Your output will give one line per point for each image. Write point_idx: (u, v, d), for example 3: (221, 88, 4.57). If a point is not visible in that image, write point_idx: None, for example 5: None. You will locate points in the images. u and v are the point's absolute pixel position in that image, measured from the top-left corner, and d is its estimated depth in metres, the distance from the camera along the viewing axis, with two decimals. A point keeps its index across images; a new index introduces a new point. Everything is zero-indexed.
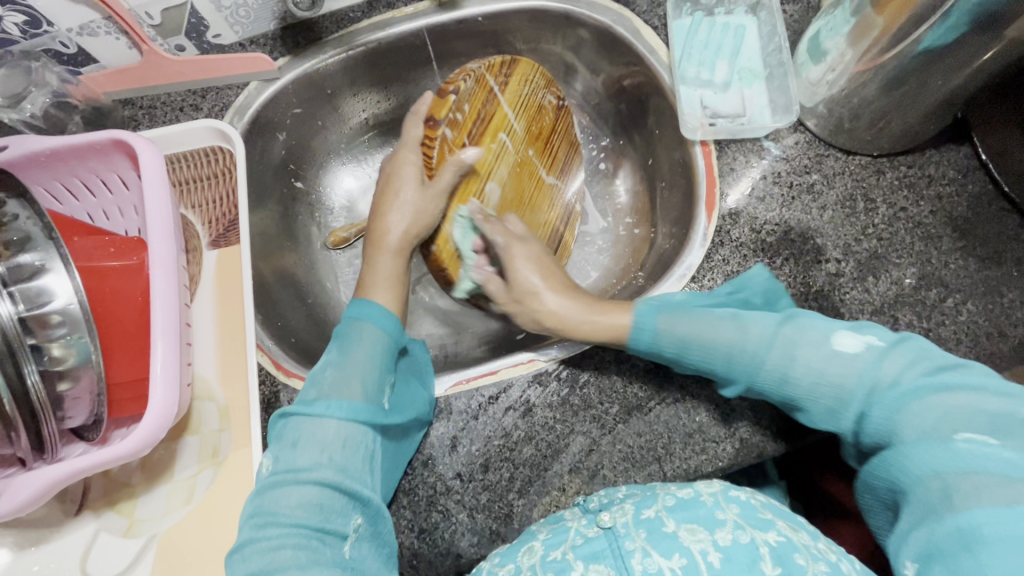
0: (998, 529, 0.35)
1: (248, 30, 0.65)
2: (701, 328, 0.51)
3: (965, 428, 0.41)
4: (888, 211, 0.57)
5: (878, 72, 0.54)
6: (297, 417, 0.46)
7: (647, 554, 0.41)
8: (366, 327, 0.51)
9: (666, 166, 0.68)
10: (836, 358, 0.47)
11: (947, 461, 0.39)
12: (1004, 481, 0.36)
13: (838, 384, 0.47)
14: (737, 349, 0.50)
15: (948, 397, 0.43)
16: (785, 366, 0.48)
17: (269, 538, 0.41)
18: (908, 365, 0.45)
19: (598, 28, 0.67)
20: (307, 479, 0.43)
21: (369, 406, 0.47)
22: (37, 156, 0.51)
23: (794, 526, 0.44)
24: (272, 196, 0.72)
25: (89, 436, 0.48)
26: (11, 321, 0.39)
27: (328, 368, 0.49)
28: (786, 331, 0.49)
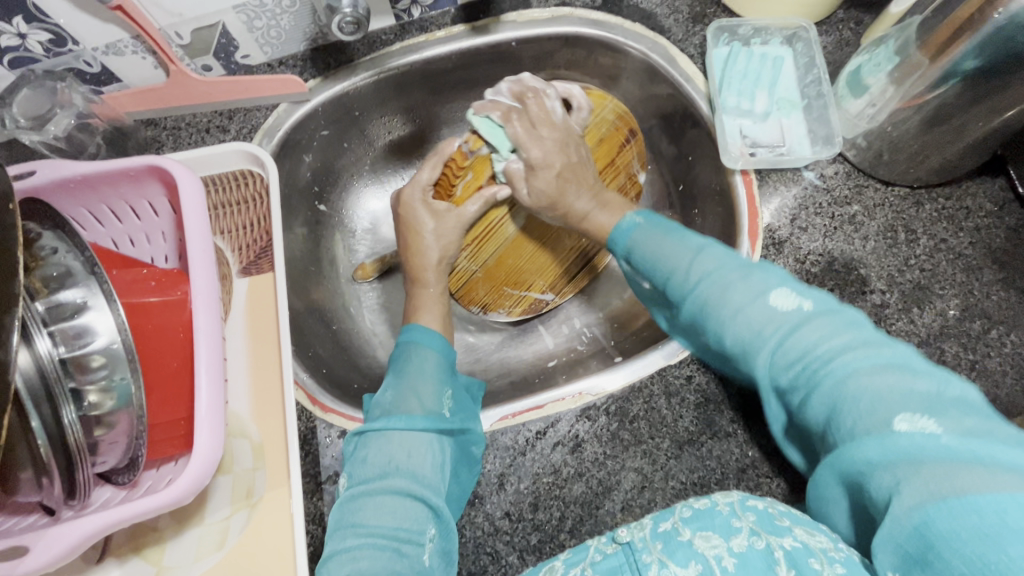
0: (962, 523, 0.31)
1: (277, 51, 0.64)
2: (662, 249, 0.50)
3: (902, 410, 0.36)
4: (929, 243, 0.57)
5: (920, 110, 0.54)
6: (364, 433, 0.49)
7: (664, 566, 0.39)
8: (418, 348, 0.55)
9: (701, 193, 0.68)
10: (759, 302, 0.44)
11: (893, 452, 0.35)
12: (947, 470, 0.32)
13: (752, 325, 0.44)
14: (677, 273, 0.49)
15: (873, 378, 0.38)
16: (713, 305, 0.46)
17: (348, 549, 0.42)
18: (832, 332, 0.42)
19: (633, 55, 0.67)
20: (382, 489, 0.45)
21: (427, 416, 0.49)
22: (66, 182, 0.48)
23: (812, 530, 0.40)
24: (298, 220, 0.70)
25: (120, 480, 0.45)
26: (51, 362, 0.37)
27: (387, 389, 0.52)
28: (728, 274, 0.47)
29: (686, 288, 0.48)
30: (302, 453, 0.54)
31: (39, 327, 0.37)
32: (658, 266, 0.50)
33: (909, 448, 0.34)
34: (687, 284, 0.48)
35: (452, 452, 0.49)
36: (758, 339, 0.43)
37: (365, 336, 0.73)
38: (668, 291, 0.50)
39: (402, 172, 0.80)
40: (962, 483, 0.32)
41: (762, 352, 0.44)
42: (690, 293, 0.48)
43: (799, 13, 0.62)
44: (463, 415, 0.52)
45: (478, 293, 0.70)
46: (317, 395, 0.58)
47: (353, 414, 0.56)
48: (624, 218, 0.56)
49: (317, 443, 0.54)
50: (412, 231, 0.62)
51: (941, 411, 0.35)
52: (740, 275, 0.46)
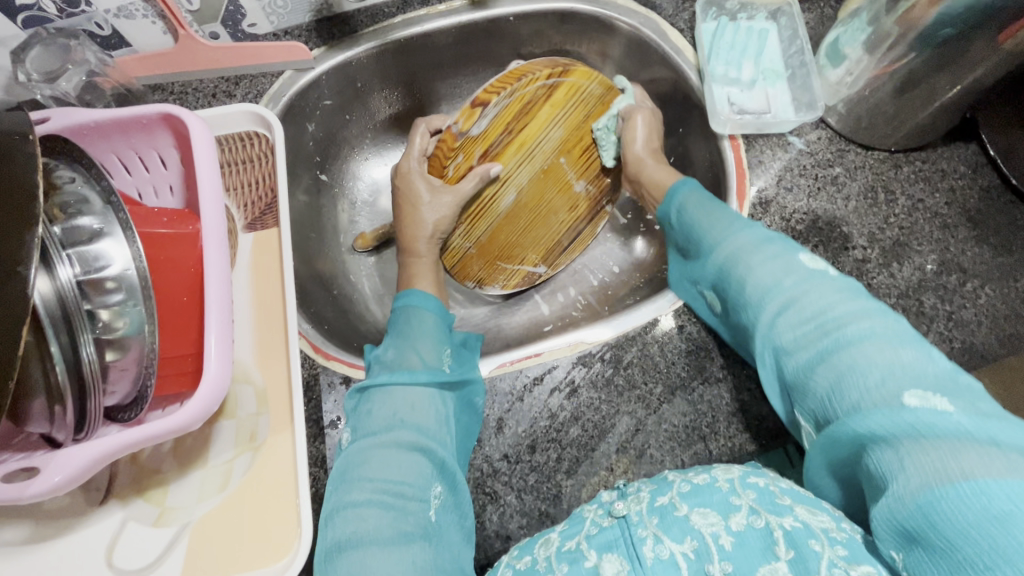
0: (972, 504, 0.30)
1: (284, 20, 0.65)
2: (705, 210, 0.54)
3: (914, 386, 0.36)
4: (907, 203, 0.60)
5: (892, 77, 0.58)
6: (368, 388, 0.50)
7: (659, 541, 0.40)
8: (416, 310, 0.56)
9: (692, 162, 0.70)
10: (780, 265, 0.46)
11: (902, 426, 0.35)
12: (955, 450, 0.32)
13: (770, 282, 0.46)
14: (710, 231, 0.52)
15: (886, 350, 0.38)
16: (736, 260, 0.49)
17: (353, 504, 0.43)
18: (849, 300, 0.43)
19: (626, 31, 0.70)
20: (387, 441, 0.46)
21: (429, 370, 0.51)
22: (80, 129, 0.50)
23: (812, 509, 0.41)
24: (300, 186, 0.72)
25: (124, 417, 0.46)
26: (70, 284, 0.38)
27: (389, 348, 0.53)
28: (760, 236, 0.49)
29: (717, 244, 0.51)
30: (305, 398, 0.55)
31: (59, 250, 0.38)
32: (701, 225, 0.53)
33: (919, 423, 0.34)
34: (719, 240, 0.51)
35: (454, 404, 0.51)
36: (773, 298, 0.45)
37: (364, 302, 0.75)
38: (701, 247, 0.53)
39: (402, 146, 0.82)
40: (971, 460, 0.32)
41: (774, 306, 0.45)
42: (718, 247, 0.51)
43: None
44: (463, 367, 0.54)
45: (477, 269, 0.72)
46: (320, 345, 0.60)
47: (354, 362, 0.58)
48: (677, 181, 0.60)
49: (319, 389, 0.56)
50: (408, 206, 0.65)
51: (952, 392, 0.35)
52: (762, 244, 0.48)
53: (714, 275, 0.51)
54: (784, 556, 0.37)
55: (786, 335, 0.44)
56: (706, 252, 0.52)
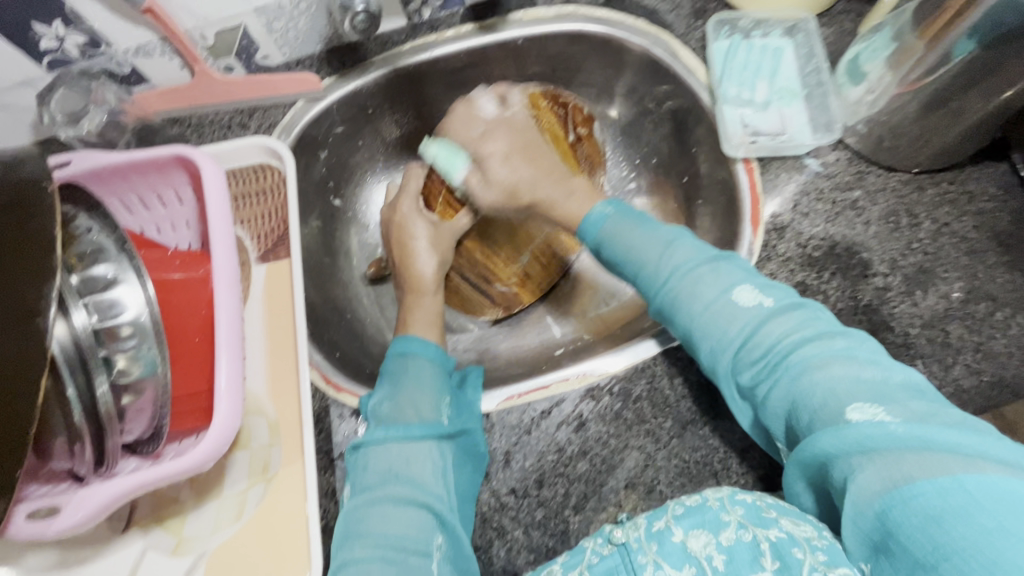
0: (917, 507, 0.32)
1: (296, 52, 0.67)
2: (635, 241, 0.52)
3: (852, 400, 0.37)
4: (932, 227, 0.58)
5: (918, 95, 0.56)
6: (363, 446, 0.50)
7: (659, 567, 0.40)
8: (416, 358, 0.56)
9: (705, 182, 0.69)
10: (723, 307, 0.46)
11: (848, 443, 0.36)
12: (896, 457, 0.34)
13: (720, 326, 0.45)
14: (650, 269, 0.50)
15: (825, 370, 0.39)
16: (681, 300, 0.48)
17: (357, 561, 0.43)
18: (795, 328, 0.43)
19: (637, 50, 0.69)
20: (384, 497, 0.46)
21: (424, 424, 0.51)
22: (99, 171, 0.51)
23: (798, 519, 0.40)
24: (314, 213, 0.73)
25: (143, 451, 0.47)
26: (85, 332, 0.40)
27: (384, 401, 0.53)
28: (701, 269, 0.48)
29: (660, 282, 0.49)
30: (316, 430, 0.56)
31: (76, 300, 0.40)
32: (637, 264, 0.51)
33: (862, 440, 0.35)
34: (661, 278, 0.49)
35: (452, 455, 0.51)
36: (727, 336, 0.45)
37: (376, 325, 0.75)
38: (643, 285, 0.51)
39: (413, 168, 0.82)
40: (909, 466, 0.33)
41: (727, 350, 0.45)
42: (660, 287, 0.49)
43: (798, 5, 0.64)
44: (464, 417, 0.54)
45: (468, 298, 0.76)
46: (331, 374, 0.61)
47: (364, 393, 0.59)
48: (596, 208, 0.57)
49: (330, 421, 0.57)
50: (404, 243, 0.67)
51: (887, 399, 0.36)
52: (701, 276, 0.47)
53: (662, 315, 0.50)
54: (770, 567, 0.37)
55: (744, 373, 0.44)
56: (650, 291, 0.50)
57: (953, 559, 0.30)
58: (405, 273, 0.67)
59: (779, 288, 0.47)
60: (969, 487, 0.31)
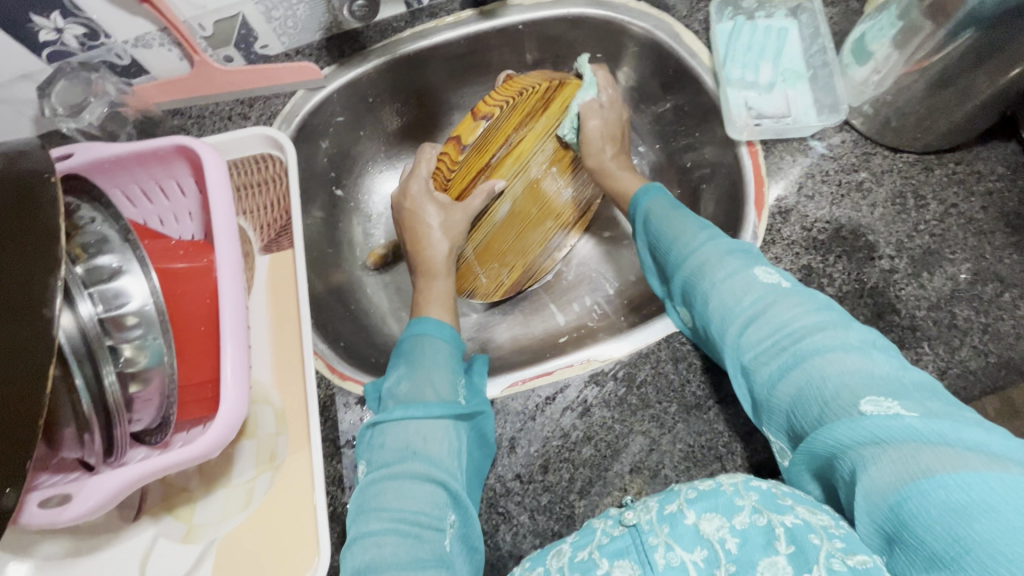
0: (934, 499, 0.32)
1: (295, 40, 0.66)
2: (671, 219, 0.55)
3: (868, 394, 0.38)
4: (939, 208, 0.57)
5: (925, 74, 0.54)
6: (380, 422, 0.49)
7: (670, 549, 0.39)
8: (429, 338, 0.56)
9: (708, 167, 0.68)
10: (740, 282, 0.47)
11: (863, 434, 0.36)
12: (912, 449, 0.34)
13: (732, 300, 0.47)
14: (676, 244, 0.53)
15: (836, 362, 0.40)
16: (701, 271, 0.50)
17: (372, 533, 0.43)
18: (801, 312, 0.44)
19: (639, 33, 0.68)
20: (402, 472, 0.46)
21: (443, 403, 0.50)
22: (102, 163, 0.51)
23: (813, 509, 0.40)
24: (316, 203, 0.73)
25: (152, 440, 0.48)
26: (91, 322, 0.40)
27: (402, 380, 0.52)
28: (729, 247, 0.50)
29: (686, 255, 0.52)
30: (321, 418, 0.56)
31: (80, 289, 0.40)
32: (669, 237, 0.54)
33: (877, 431, 0.36)
34: (688, 251, 0.52)
35: (467, 437, 0.50)
36: (735, 315, 0.46)
37: (381, 315, 0.76)
38: (671, 258, 0.53)
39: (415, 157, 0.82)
40: (927, 460, 0.33)
41: (736, 323, 0.46)
42: (686, 261, 0.51)
43: None
44: (476, 399, 0.54)
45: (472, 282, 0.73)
46: (335, 364, 0.61)
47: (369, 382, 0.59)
48: (647, 185, 0.62)
49: (335, 409, 0.57)
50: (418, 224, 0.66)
51: (901, 394, 0.37)
52: (727, 255, 0.49)
53: (682, 288, 0.52)
54: (784, 551, 0.37)
55: (749, 348, 0.45)
56: (676, 264, 0.53)
57: (973, 552, 0.30)
58: (420, 255, 0.66)
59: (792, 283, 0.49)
60: (991, 483, 0.31)
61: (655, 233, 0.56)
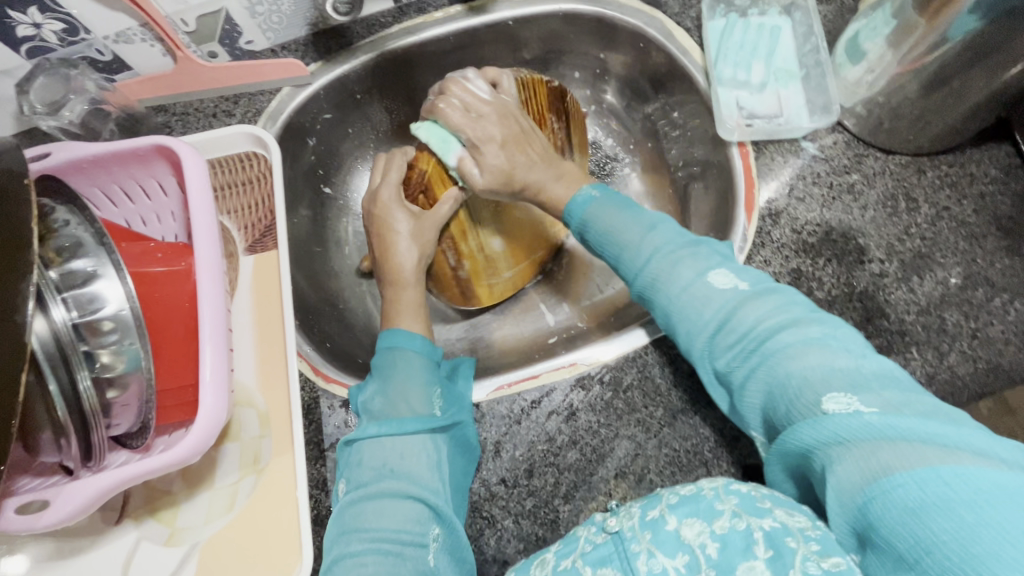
0: (897, 500, 0.32)
1: (280, 36, 0.65)
2: (616, 224, 0.53)
3: (830, 391, 0.37)
4: (930, 211, 0.56)
5: (918, 75, 0.54)
6: (357, 440, 0.51)
7: (652, 555, 0.40)
8: (402, 351, 0.55)
9: (699, 167, 0.67)
10: (696, 289, 0.47)
11: (826, 434, 0.36)
12: (872, 447, 0.34)
13: (696, 310, 0.46)
14: (631, 249, 0.51)
15: (800, 359, 0.40)
16: (656, 283, 0.48)
17: (353, 554, 0.44)
18: (768, 310, 0.44)
19: (629, 30, 0.67)
20: (379, 492, 0.47)
21: (418, 418, 0.51)
22: (80, 162, 0.50)
23: (792, 510, 0.39)
24: (303, 202, 0.72)
25: (132, 444, 0.48)
26: (64, 327, 0.39)
27: (376, 396, 0.53)
28: (678, 252, 0.49)
29: (640, 263, 0.50)
30: (306, 421, 0.56)
31: (53, 294, 0.39)
32: (617, 245, 0.52)
33: (842, 431, 0.35)
34: (641, 259, 0.50)
35: (447, 448, 0.51)
36: (703, 320, 0.46)
37: (369, 315, 0.75)
38: (623, 268, 0.52)
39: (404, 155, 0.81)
40: (888, 458, 0.33)
41: (702, 333, 0.46)
42: (640, 272, 0.50)
43: None
44: (455, 408, 0.53)
45: (495, 279, 0.72)
46: (320, 365, 0.60)
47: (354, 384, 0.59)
48: (581, 191, 0.58)
49: (320, 412, 0.56)
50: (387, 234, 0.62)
51: (862, 387, 0.37)
52: (678, 261, 0.48)
53: (641, 298, 0.51)
54: (763, 556, 0.37)
55: (721, 356, 0.45)
56: (630, 274, 0.51)
57: (934, 553, 0.30)
58: (386, 265, 0.63)
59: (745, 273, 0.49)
60: (946, 476, 0.31)
61: (600, 240, 0.54)
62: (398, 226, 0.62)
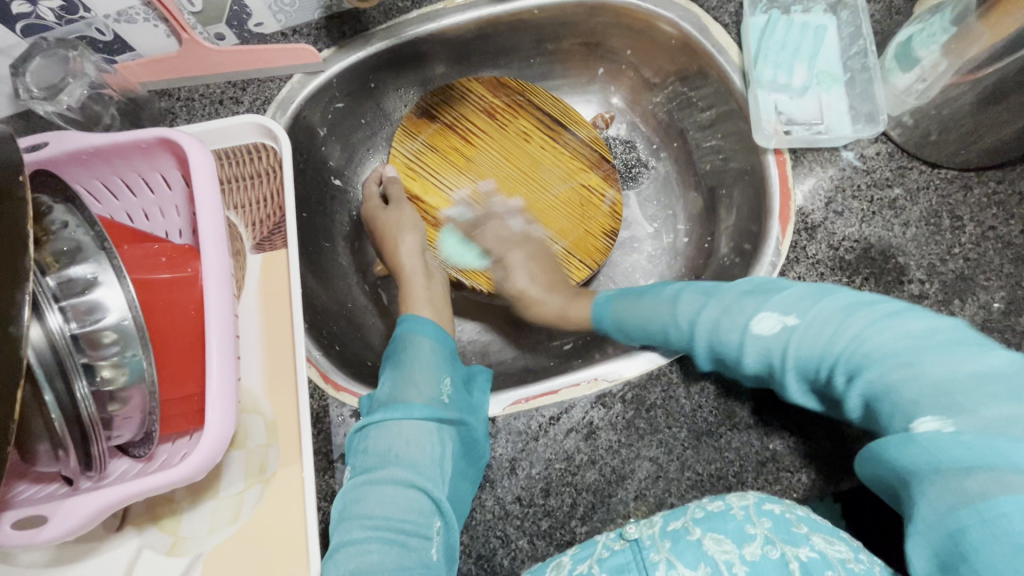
0: (994, 527, 0.33)
1: (291, 19, 0.60)
2: (641, 310, 0.56)
3: (930, 411, 0.38)
4: (976, 231, 0.54)
5: (975, 87, 0.51)
6: (364, 426, 0.50)
7: (672, 566, 0.41)
8: (413, 337, 0.56)
9: (730, 173, 0.64)
10: (770, 319, 0.48)
11: (916, 457, 0.37)
12: (965, 472, 0.35)
13: (771, 346, 0.47)
14: (671, 327, 0.53)
15: (892, 372, 0.41)
16: (715, 342, 0.50)
17: (354, 541, 0.45)
18: (840, 327, 0.45)
19: (662, 24, 0.62)
20: (383, 479, 0.48)
21: (427, 405, 0.52)
22: (79, 153, 0.47)
23: (829, 537, 0.41)
24: (312, 195, 0.69)
25: (136, 453, 0.46)
26: (63, 338, 0.37)
27: (383, 381, 0.53)
28: (716, 305, 0.51)
29: (685, 335, 0.52)
30: (315, 430, 0.54)
31: (51, 302, 0.37)
32: (642, 322, 0.56)
33: (932, 455, 0.37)
34: (684, 332, 0.52)
35: (453, 442, 0.51)
36: (778, 367, 0.46)
37: (379, 314, 0.72)
38: (670, 343, 0.53)
39: None
40: (983, 483, 0.34)
41: (788, 370, 0.46)
42: (690, 337, 0.51)
43: None
44: (466, 407, 0.52)
45: (543, 253, 0.68)
46: (329, 372, 0.58)
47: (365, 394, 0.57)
48: (599, 298, 0.63)
49: (329, 421, 0.55)
50: (391, 238, 0.64)
51: (955, 406, 0.38)
52: (740, 299, 0.50)
53: (709, 361, 0.50)
54: None
55: (827, 382, 0.45)
56: (681, 347, 0.52)
57: None
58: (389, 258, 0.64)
59: (794, 292, 0.49)
60: None
61: (631, 335, 0.57)
62: (392, 223, 0.64)
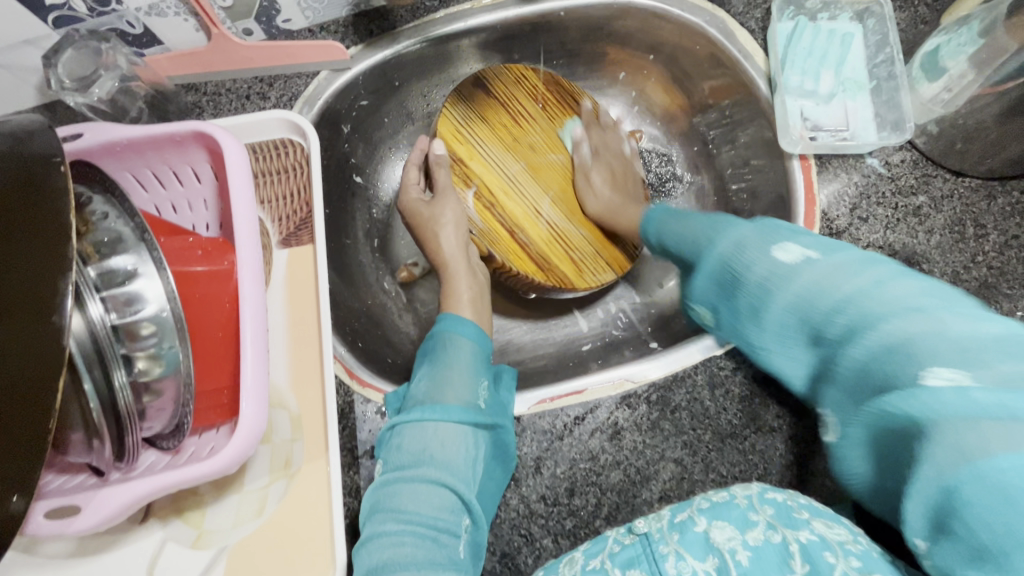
0: (990, 482, 0.29)
1: (319, 16, 0.60)
2: (682, 228, 0.53)
3: (940, 362, 0.33)
4: (999, 239, 0.54)
5: (1001, 99, 0.53)
6: (397, 424, 0.50)
7: (681, 557, 0.41)
8: (450, 335, 0.56)
9: (753, 178, 0.65)
10: (794, 249, 0.42)
11: (916, 408, 0.33)
12: (970, 423, 0.31)
13: (766, 284, 0.42)
14: (699, 243, 0.49)
15: (903, 325, 0.35)
16: (728, 258, 0.45)
17: (388, 533, 0.44)
18: (859, 273, 0.39)
19: (688, 28, 0.63)
20: (416, 476, 0.47)
21: (464, 406, 0.51)
22: (114, 145, 0.47)
23: (830, 522, 0.40)
24: (335, 191, 0.70)
25: (164, 445, 0.46)
26: (104, 329, 0.37)
27: (421, 380, 0.53)
28: (743, 230, 0.45)
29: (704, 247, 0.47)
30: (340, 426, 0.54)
31: (92, 292, 0.37)
32: (682, 240, 0.51)
33: (933, 406, 0.32)
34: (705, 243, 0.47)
35: (486, 445, 0.50)
36: (773, 299, 0.42)
37: (399, 312, 0.73)
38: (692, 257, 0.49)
39: None
40: (984, 436, 0.30)
41: (778, 305, 0.41)
42: (707, 249, 0.46)
43: None
44: (497, 410, 0.52)
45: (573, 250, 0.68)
46: (354, 368, 0.58)
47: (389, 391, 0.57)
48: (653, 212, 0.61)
49: (354, 418, 0.55)
50: (430, 229, 0.62)
51: (971, 362, 0.32)
52: (761, 232, 0.44)
53: (712, 273, 0.46)
54: (798, 570, 0.37)
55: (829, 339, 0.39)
56: (694, 264, 0.48)
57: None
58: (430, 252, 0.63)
59: (826, 240, 0.43)
60: None
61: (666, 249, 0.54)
62: (436, 215, 0.62)
